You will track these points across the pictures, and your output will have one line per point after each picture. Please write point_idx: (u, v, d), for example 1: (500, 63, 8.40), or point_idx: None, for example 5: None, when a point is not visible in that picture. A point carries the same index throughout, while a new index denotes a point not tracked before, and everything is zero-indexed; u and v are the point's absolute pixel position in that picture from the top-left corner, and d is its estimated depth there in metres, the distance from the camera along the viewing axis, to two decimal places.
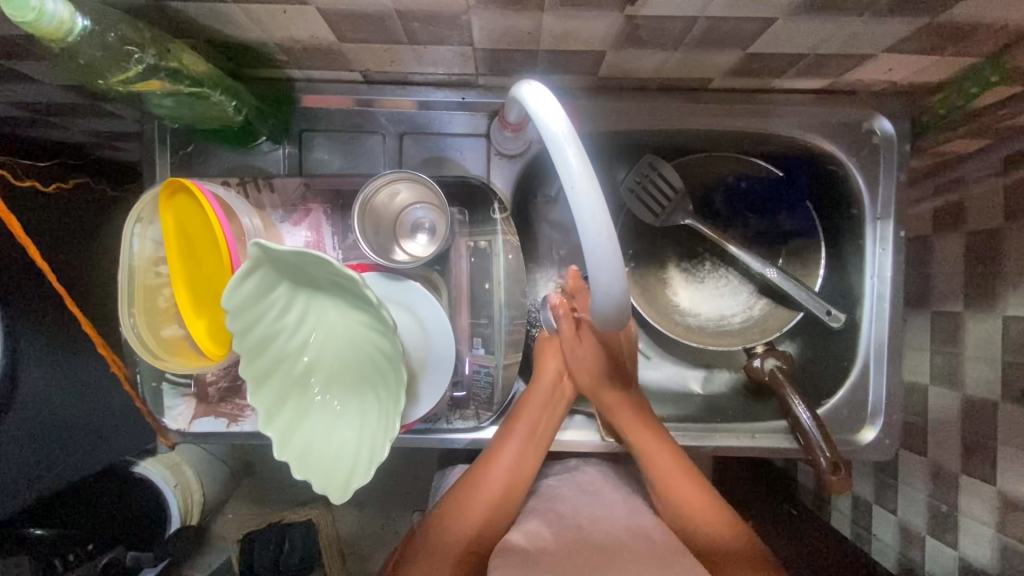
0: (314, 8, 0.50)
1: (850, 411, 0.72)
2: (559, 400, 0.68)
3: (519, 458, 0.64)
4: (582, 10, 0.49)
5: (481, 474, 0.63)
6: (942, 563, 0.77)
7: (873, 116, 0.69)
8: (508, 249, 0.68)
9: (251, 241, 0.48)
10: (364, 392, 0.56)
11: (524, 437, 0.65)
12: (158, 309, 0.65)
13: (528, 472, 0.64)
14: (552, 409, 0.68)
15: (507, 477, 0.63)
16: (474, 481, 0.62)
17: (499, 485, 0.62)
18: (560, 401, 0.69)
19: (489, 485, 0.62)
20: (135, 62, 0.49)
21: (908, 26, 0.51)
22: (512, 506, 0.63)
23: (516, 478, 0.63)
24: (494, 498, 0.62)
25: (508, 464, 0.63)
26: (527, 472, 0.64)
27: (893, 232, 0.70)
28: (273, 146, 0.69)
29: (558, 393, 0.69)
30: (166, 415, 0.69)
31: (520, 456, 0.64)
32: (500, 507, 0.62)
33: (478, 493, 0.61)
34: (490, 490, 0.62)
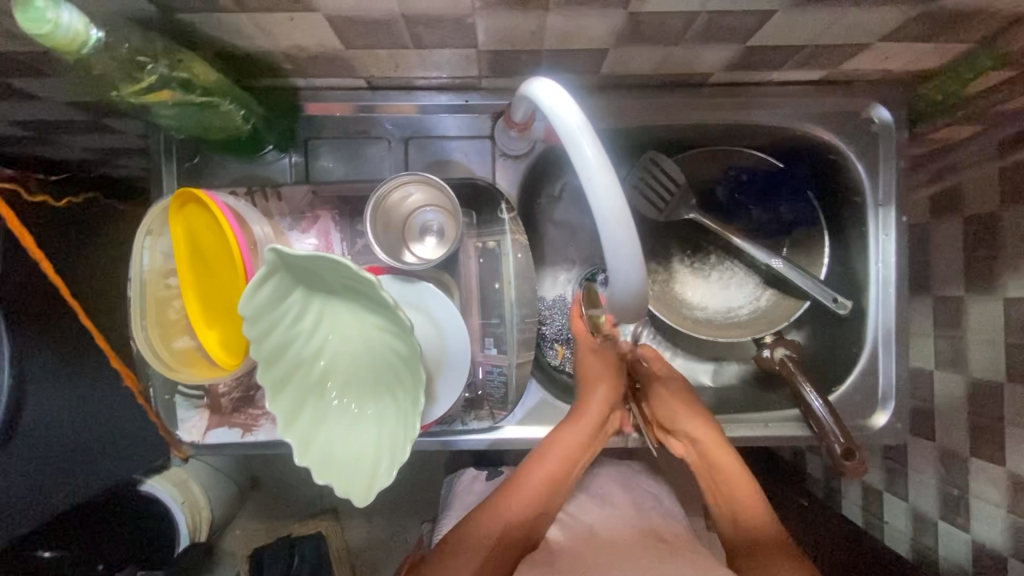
0: (321, 15, 0.50)
1: (860, 396, 0.72)
2: (602, 437, 0.67)
3: (555, 476, 0.63)
4: (585, 9, 0.50)
5: (518, 485, 0.62)
6: (956, 547, 0.77)
7: (869, 104, 0.70)
8: (517, 248, 0.69)
9: (267, 247, 0.48)
10: (380, 395, 0.56)
11: (565, 462, 0.63)
12: (170, 321, 0.64)
13: (566, 485, 0.64)
14: (595, 444, 0.66)
15: (544, 489, 0.62)
16: (508, 492, 0.62)
17: (539, 491, 0.62)
18: (601, 436, 0.67)
19: (528, 494, 0.62)
20: (148, 72, 0.49)
21: (904, 14, 0.52)
22: (550, 507, 0.63)
23: (555, 487, 0.63)
24: (530, 506, 0.62)
25: (547, 476, 0.63)
26: (563, 486, 0.64)
27: (895, 218, 0.71)
28: (279, 155, 0.70)
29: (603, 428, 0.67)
30: (180, 428, 0.69)
31: (559, 476, 0.63)
32: (539, 516, 0.62)
33: (516, 498, 0.61)
34: (527, 496, 0.62)
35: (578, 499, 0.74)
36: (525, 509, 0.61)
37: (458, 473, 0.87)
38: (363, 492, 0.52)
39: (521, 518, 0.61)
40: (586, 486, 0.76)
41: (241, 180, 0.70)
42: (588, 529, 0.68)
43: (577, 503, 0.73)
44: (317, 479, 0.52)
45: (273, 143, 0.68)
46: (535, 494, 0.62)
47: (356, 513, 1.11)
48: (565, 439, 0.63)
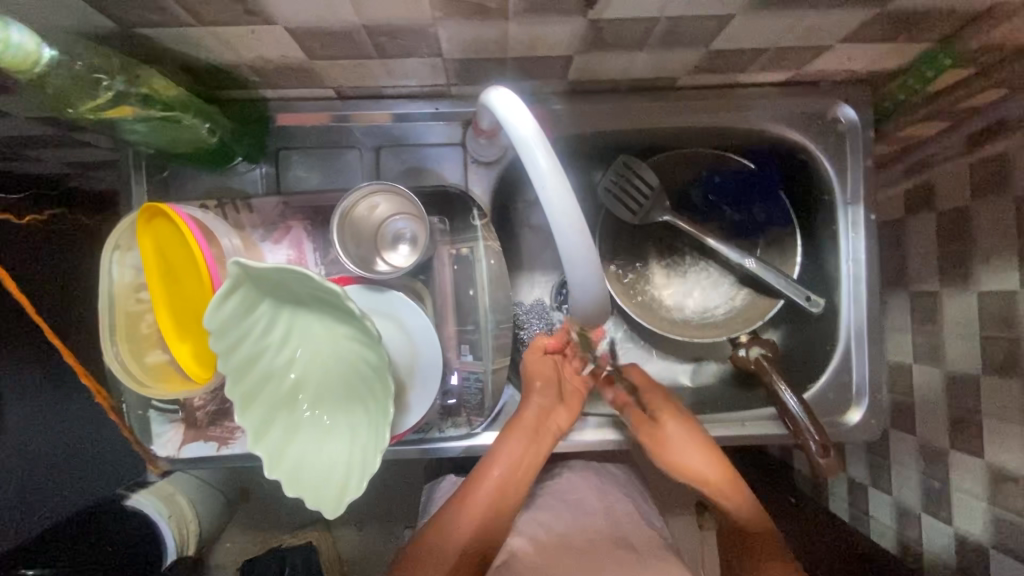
0: (283, 27, 0.50)
1: (836, 393, 0.73)
2: (547, 435, 0.67)
3: (503, 483, 0.65)
4: (546, 17, 0.51)
5: (466, 499, 0.64)
6: (939, 540, 0.78)
7: (835, 104, 0.71)
8: (490, 255, 0.69)
9: (230, 260, 0.48)
10: (352, 406, 0.56)
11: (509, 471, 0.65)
12: (142, 336, 0.64)
13: (515, 493, 0.65)
14: (539, 442, 0.67)
15: (494, 497, 0.64)
16: (457, 508, 0.64)
17: (486, 503, 0.64)
18: (547, 436, 0.68)
19: (477, 507, 0.63)
20: (105, 88, 0.49)
21: (860, 16, 0.53)
22: (499, 515, 0.65)
23: (503, 496, 0.65)
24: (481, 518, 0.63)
25: (495, 486, 0.65)
26: (516, 492, 0.65)
27: (864, 216, 0.71)
28: (250, 166, 0.70)
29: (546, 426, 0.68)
30: (155, 443, 0.68)
31: (503, 485, 0.65)
32: (491, 526, 0.64)
33: (468, 511, 0.63)
34: (476, 509, 0.63)
35: (557, 503, 0.74)
36: (476, 522, 0.63)
37: (440, 480, 0.87)
38: (332, 503, 0.52)
39: (472, 530, 0.63)
40: (565, 490, 0.76)
41: (211, 192, 0.69)
42: (566, 535, 0.68)
43: (557, 508, 0.73)
44: (288, 492, 0.52)
45: (243, 155, 0.68)
46: (484, 506, 0.64)
47: (346, 521, 1.09)
48: (511, 445, 0.65)
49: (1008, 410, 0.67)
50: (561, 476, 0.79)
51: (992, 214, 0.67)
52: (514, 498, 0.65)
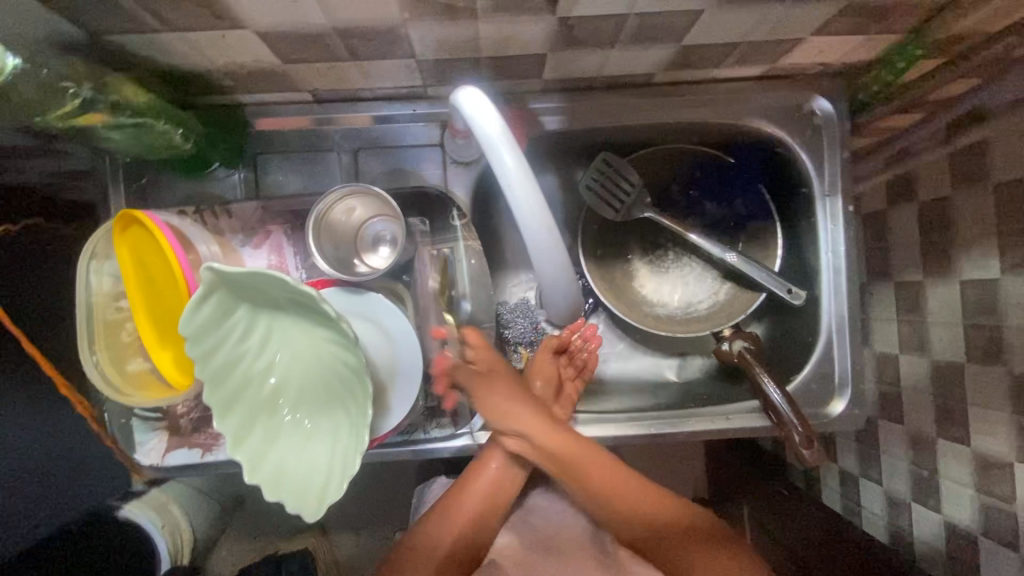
0: (252, 31, 0.50)
1: (818, 384, 0.73)
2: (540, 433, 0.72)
3: (498, 479, 0.69)
4: (515, 16, 0.51)
5: (462, 494, 0.68)
6: (929, 528, 0.78)
7: (811, 97, 0.71)
8: (470, 254, 0.70)
9: (204, 266, 0.48)
10: (332, 409, 0.56)
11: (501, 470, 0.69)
12: (122, 343, 0.64)
13: (509, 490, 0.70)
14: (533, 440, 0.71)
15: (488, 492, 0.69)
16: (454, 503, 0.68)
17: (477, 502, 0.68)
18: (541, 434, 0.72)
19: (471, 503, 0.68)
20: (72, 96, 0.50)
21: (829, 9, 0.53)
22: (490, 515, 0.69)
23: (494, 494, 0.69)
24: (477, 512, 0.68)
25: (491, 481, 0.69)
26: (508, 486, 0.70)
27: (842, 208, 0.72)
28: (228, 172, 0.70)
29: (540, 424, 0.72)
30: (138, 451, 0.68)
31: (498, 480, 0.69)
32: (484, 519, 0.68)
33: (464, 504, 0.68)
34: (471, 503, 0.68)
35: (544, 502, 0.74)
36: (465, 521, 0.67)
37: (430, 481, 0.87)
38: (313, 506, 0.52)
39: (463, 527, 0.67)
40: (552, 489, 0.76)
41: (191, 198, 0.69)
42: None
43: None
44: (268, 497, 0.52)
45: (220, 160, 0.68)
46: (478, 501, 0.68)
47: (342, 526, 1.08)
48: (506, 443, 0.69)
49: (993, 397, 0.67)
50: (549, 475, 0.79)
51: (971, 203, 0.67)
52: (506, 494, 0.70)
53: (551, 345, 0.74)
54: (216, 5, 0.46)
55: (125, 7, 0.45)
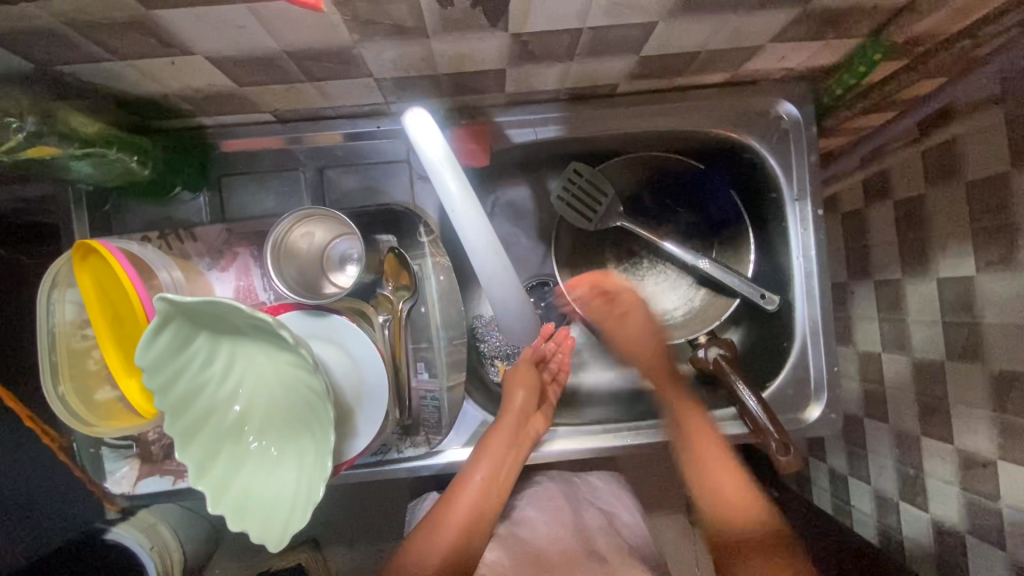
0: (202, 57, 0.50)
1: (794, 389, 0.73)
2: (525, 437, 0.70)
3: (484, 490, 0.67)
4: (466, 34, 0.50)
5: (447, 508, 0.66)
6: (917, 526, 0.77)
7: (776, 102, 0.71)
8: (439, 270, 0.70)
9: (157, 296, 0.48)
10: (297, 434, 0.55)
11: (485, 484, 0.67)
12: (88, 372, 0.63)
13: (495, 500, 0.68)
14: (518, 447, 0.69)
15: (474, 505, 0.66)
16: (440, 517, 0.65)
17: (467, 515, 0.66)
18: (526, 439, 0.70)
19: (457, 517, 0.65)
20: (15, 130, 0.49)
21: (784, 16, 0.53)
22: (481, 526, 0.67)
23: (482, 507, 0.67)
24: (465, 526, 0.65)
25: (476, 493, 0.67)
26: (494, 497, 0.68)
27: (811, 212, 0.72)
28: (193, 195, 0.70)
29: (525, 429, 0.71)
30: (109, 480, 0.68)
31: (484, 492, 0.67)
32: (473, 532, 0.66)
33: (450, 518, 0.65)
34: (458, 517, 0.65)
35: (533, 513, 0.75)
36: (454, 534, 0.65)
37: (420, 497, 0.87)
38: (277, 536, 0.52)
39: (452, 542, 0.64)
40: (539, 501, 0.77)
41: (155, 222, 0.69)
42: (540, 546, 0.70)
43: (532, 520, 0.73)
44: (232, 527, 0.52)
45: (182, 184, 0.68)
46: (465, 513, 0.66)
47: (335, 541, 1.07)
48: (490, 451, 0.67)
49: (973, 395, 0.66)
50: (535, 487, 0.80)
51: (946, 201, 0.67)
52: (494, 504, 0.68)
53: (531, 354, 0.74)
54: (161, 32, 0.45)
55: (67, 37, 0.44)
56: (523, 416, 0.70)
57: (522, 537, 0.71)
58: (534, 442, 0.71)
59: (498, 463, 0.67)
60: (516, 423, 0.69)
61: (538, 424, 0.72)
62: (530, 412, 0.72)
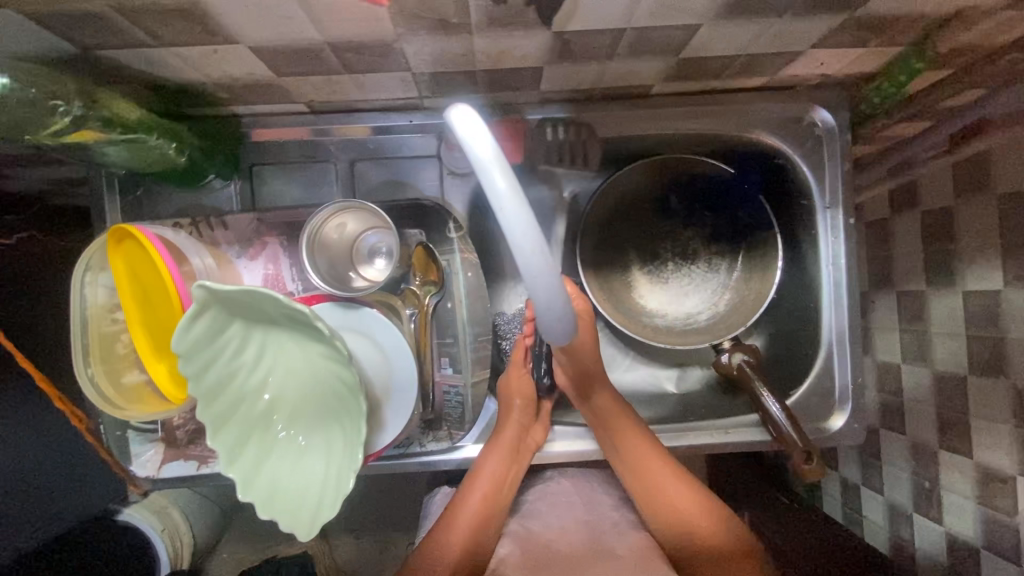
0: (245, 46, 0.50)
1: (818, 398, 0.74)
2: (525, 446, 0.70)
3: (485, 509, 0.67)
4: (510, 30, 0.50)
5: (449, 528, 0.65)
6: (931, 539, 0.77)
7: (811, 108, 0.71)
8: (467, 266, 0.70)
9: (197, 283, 0.48)
10: (328, 424, 0.56)
11: (493, 482, 0.68)
12: (117, 356, 0.63)
13: (502, 500, 0.69)
14: (520, 452, 0.69)
15: (476, 523, 0.66)
16: (442, 538, 0.65)
17: (475, 518, 0.66)
18: (525, 453, 0.70)
19: (461, 533, 0.65)
20: (61, 114, 0.49)
21: (830, 22, 0.52)
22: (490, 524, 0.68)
23: (490, 506, 0.68)
24: (467, 546, 0.65)
25: (476, 512, 0.66)
26: (495, 513, 0.68)
27: (843, 220, 0.72)
28: (224, 183, 0.70)
29: (522, 446, 0.70)
30: (134, 463, 0.68)
31: (484, 511, 0.67)
32: (476, 549, 0.66)
33: (449, 539, 0.65)
34: (457, 541, 0.65)
35: (548, 506, 0.75)
36: (463, 537, 0.65)
37: (433, 494, 0.87)
38: (306, 525, 0.53)
39: (464, 543, 0.65)
40: (548, 498, 0.77)
41: (186, 210, 0.69)
42: (548, 541, 0.70)
43: (542, 517, 0.74)
44: (262, 515, 0.52)
45: (216, 172, 0.68)
46: (472, 517, 0.66)
47: (342, 530, 1.06)
48: (489, 470, 0.68)
49: (996, 409, 0.66)
50: (546, 483, 0.80)
51: (975, 214, 0.66)
52: (495, 520, 0.68)
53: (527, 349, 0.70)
54: (208, 21, 0.45)
55: (115, 24, 0.44)
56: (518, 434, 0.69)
57: (532, 532, 0.71)
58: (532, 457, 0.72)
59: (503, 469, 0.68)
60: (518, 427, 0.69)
61: (537, 438, 0.72)
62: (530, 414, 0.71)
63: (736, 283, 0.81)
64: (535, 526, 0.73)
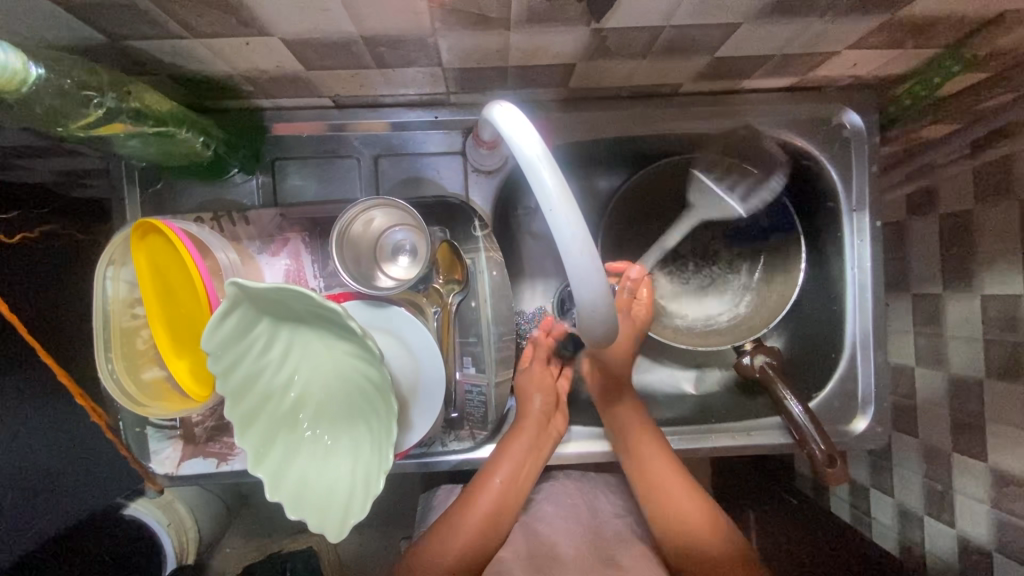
0: (277, 38, 0.49)
1: (840, 402, 0.74)
2: (548, 440, 0.68)
3: (505, 492, 0.64)
4: (548, 27, 0.49)
5: (467, 507, 0.63)
6: (941, 543, 0.76)
7: (840, 110, 0.71)
8: (492, 266, 0.69)
9: (228, 280, 0.47)
10: (355, 424, 0.55)
11: (508, 482, 0.64)
12: (138, 351, 0.62)
13: (516, 502, 0.65)
14: (540, 450, 0.67)
15: (496, 504, 0.63)
16: (459, 516, 0.62)
17: (487, 517, 0.63)
18: (547, 440, 0.68)
19: (477, 518, 0.62)
20: (94, 106, 0.47)
21: (870, 23, 0.52)
22: (499, 528, 0.64)
23: (502, 506, 0.64)
24: (485, 526, 0.62)
25: (498, 492, 0.64)
26: (518, 496, 0.65)
27: (869, 223, 0.72)
28: (245, 177, 0.69)
29: (547, 430, 0.69)
30: (153, 460, 0.68)
31: (506, 491, 0.64)
32: (495, 530, 0.63)
33: (467, 521, 0.62)
34: (473, 522, 0.62)
35: (559, 508, 0.74)
36: (470, 535, 0.62)
37: (434, 490, 0.84)
38: (335, 526, 0.52)
39: (469, 541, 0.61)
40: (556, 497, 0.76)
41: (207, 204, 0.68)
42: (556, 542, 0.69)
43: (550, 518, 0.72)
44: (289, 515, 0.52)
45: (239, 166, 0.67)
46: (485, 517, 0.62)
47: None
48: (515, 450, 0.65)
49: (1012, 414, 0.65)
50: (556, 482, 0.78)
51: (995, 218, 0.65)
52: (515, 505, 0.65)
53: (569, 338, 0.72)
54: (242, 12, 0.44)
55: (148, 13, 0.43)
56: (543, 417, 0.68)
57: (541, 533, 0.70)
58: (555, 444, 0.69)
59: (515, 467, 0.65)
60: (537, 427, 0.67)
61: (558, 424, 0.70)
62: (552, 412, 0.69)
63: (758, 284, 0.81)
64: (546, 526, 0.71)
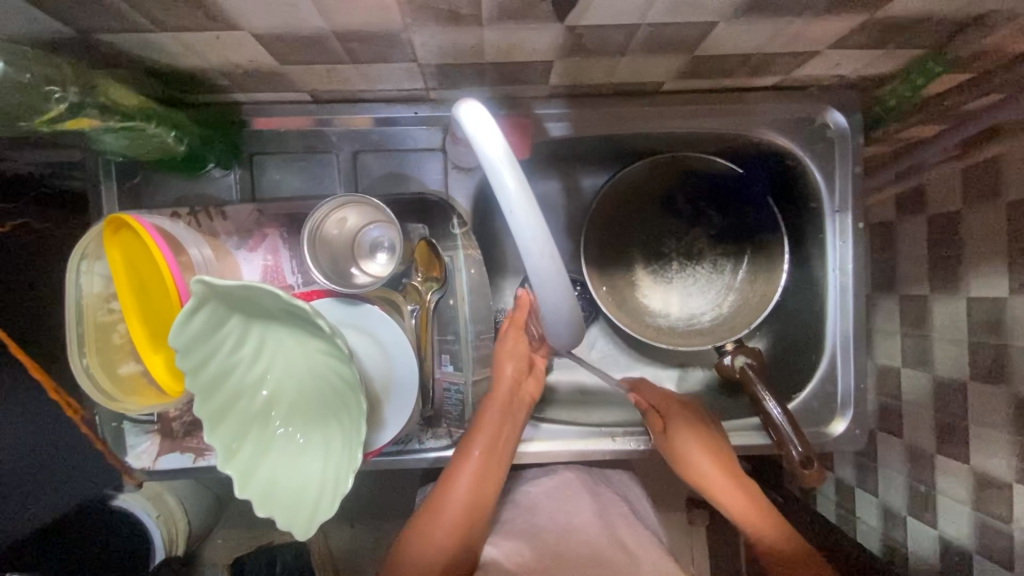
0: (248, 33, 0.48)
1: (819, 403, 0.75)
2: (519, 406, 0.68)
3: (482, 474, 0.64)
4: (522, 23, 0.48)
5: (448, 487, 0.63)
6: (923, 543, 0.76)
7: (824, 110, 0.70)
8: (470, 264, 0.69)
9: (195, 277, 0.46)
10: (327, 421, 0.55)
11: (481, 465, 0.64)
12: (113, 346, 0.62)
13: (493, 483, 0.65)
14: (512, 416, 0.67)
15: (472, 488, 0.64)
16: (443, 498, 0.63)
17: (463, 502, 0.63)
18: (520, 406, 0.68)
19: (454, 504, 0.63)
20: (56, 101, 0.48)
21: (849, 22, 0.51)
22: (478, 519, 0.64)
23: (480, 488, 0.64)
24: (469, 504, 0.63)
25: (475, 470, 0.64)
26: (493, 479, 0.65)
27: (852, 225, 0.72)
28: (224, 172, 0.69)
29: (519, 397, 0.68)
30: (130, 454, 0.68)
31: (485, 467, 0.64)
32: (479, 507, 0.64)
33: (446, 509, 0.62)
34: (458, 502, 0.63)
35: (541, 506, 0.74)
36: (449, 523, 0.62)
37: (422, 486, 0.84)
38: (303, 524, 0.52)
39: (450, 532, 0.62)
40: (538, 495, 0.76)
41: (185, 199, 0.68)
42: (535, 541, 0.69)
43: (530, 517, 0.72)
44: (258, 512, 0.52)
45: (215, 161, 0.67)
46: (461, 503, 0.63)
47: (336, 517, 1.03)
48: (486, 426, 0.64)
49: (994, 417, 0.65)
50: (541, 479, 0.79)
51: (981, 221, 0.65)
52: (492, 486, 0.65)
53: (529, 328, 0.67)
54: (209, 6, 0.44)
55: (114, 8, 0.43)
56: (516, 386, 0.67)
57: (520, 531, 0.70)
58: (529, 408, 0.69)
59: (490, 442, 0.65)
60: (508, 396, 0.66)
61: (531, 389, 0.69)
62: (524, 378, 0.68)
63: (741, 285, 0.81)
64: (531, 523, 0.72)
